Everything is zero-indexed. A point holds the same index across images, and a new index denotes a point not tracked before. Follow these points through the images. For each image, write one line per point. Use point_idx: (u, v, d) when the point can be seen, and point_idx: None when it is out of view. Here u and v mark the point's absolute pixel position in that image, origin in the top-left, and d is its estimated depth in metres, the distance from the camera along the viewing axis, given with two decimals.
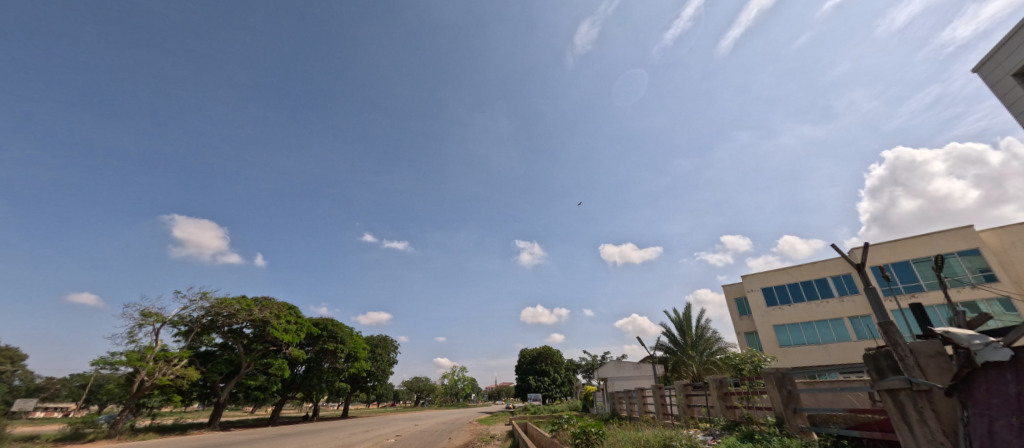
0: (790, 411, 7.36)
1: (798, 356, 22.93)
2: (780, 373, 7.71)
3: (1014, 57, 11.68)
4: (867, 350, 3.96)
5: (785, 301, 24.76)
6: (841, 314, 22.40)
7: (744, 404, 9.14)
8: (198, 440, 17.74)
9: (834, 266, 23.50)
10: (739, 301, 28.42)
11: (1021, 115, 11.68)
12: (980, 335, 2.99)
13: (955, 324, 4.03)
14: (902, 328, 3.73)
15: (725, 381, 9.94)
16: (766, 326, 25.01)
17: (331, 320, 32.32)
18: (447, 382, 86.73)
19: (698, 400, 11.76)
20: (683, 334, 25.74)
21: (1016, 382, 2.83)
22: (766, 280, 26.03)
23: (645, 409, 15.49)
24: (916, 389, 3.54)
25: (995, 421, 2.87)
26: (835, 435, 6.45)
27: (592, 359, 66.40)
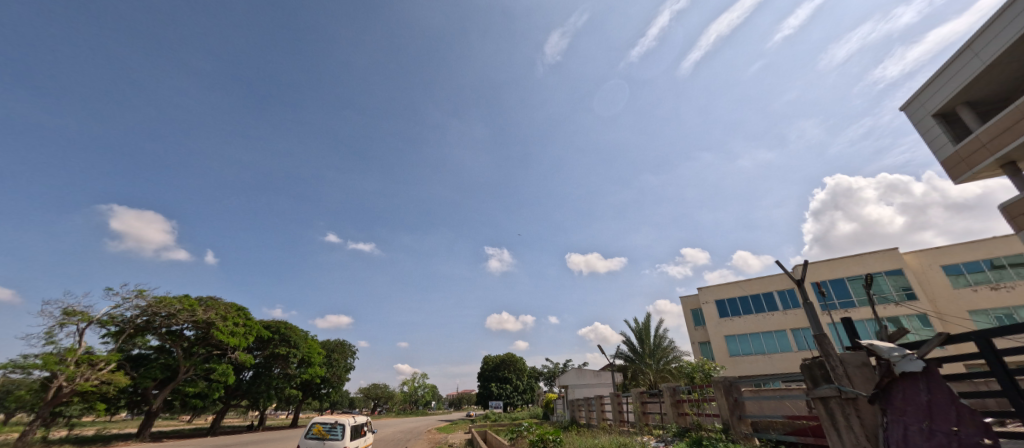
0: (735, 417, 7.78)
1: (747, 366, 24.25)
2: (729, 381, 8.10)
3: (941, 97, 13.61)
4: (804, 360, 4.25)
5: (735, 313, 26.19)
6: (785, 326, 24.00)
7: (695, 410, 9.58)
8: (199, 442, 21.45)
9: (778, 281, 25.31)
10: (694, 312, 29.73)
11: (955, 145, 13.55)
12: (897, 347, 3.36)
13: (880, 337, 4.38)
14: (835, 340, 4.03)
15: (678, 388, 10.38)
16: (718, 336, 26.25)
17: (284, 323, 30.70)
18: (407, 389, 85.06)
19: (652, 407, 12.14)
20: (641, 342, 26.58)
21: (927, 390, 3.18)
22: (720, 292, 27.47)
23: (602, 416, 15.77)
24: (845, 397, 3.83)
25: (909, 425, 3.17)
26: (774, 440, 6.90)
27: (554, 366, 67.14)
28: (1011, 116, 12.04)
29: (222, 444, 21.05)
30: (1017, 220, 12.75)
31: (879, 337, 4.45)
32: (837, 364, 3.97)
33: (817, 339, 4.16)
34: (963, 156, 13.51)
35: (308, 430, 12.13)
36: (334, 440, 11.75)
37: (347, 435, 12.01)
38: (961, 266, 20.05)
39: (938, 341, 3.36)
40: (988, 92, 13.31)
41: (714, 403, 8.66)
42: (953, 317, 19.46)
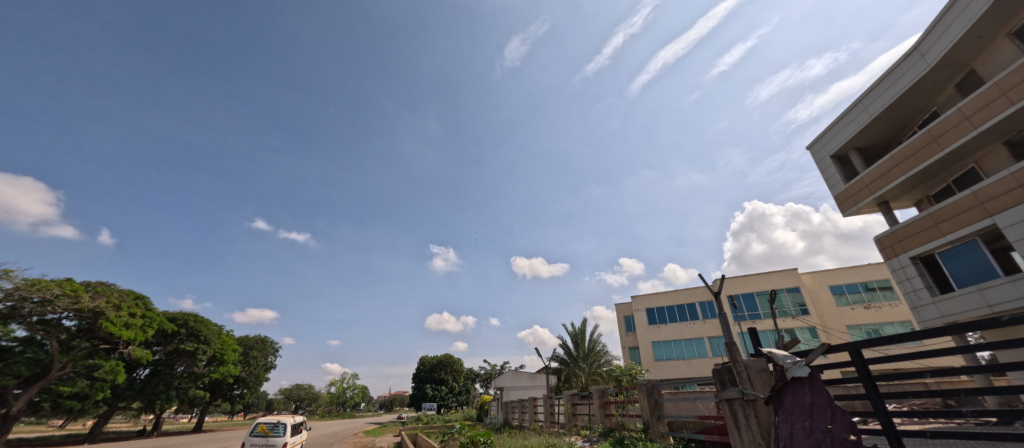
0: (655, 418, 8.36)
1: (669, 370, 26.18)
2: (651, 384, 8.69)
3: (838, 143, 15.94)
4: (716, 365, 4.69)
5: (662, 321, 28.17)
6: (703, 334, 26.29)
7: (620, 411, 10.13)
8: (154, 441, 22.62)
9: (700, 293, 27.69)
10: (626, 319, 31.50)
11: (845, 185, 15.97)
12: (790, 354, 3.82)
13: (777, 346, 4.93)
14: (742, 347, 4.48)
15: (606, 390, 10.91)
16: (646, 342, 28.03)
17: (194, 316, 27.54)
18: (334, 390, 80.17)
19: (581, 408, 12.63)
20: (576, 346, 27.60)
21: (810, 394, 3.65)
22: (650, 301, 29.38)
23: (535, 418, 16.10)
24: (747, 399, 4.28)
25: (795, 424, 3.62)
26: (687, 439, 7.50)
27: (492, 367, 67.34)
28: (888, 162, 14.34)
29: (172, 443, 21.89)
30: (887, 250, 15.11)
31: (777, 345, 5.02)
32: (742, 369, 4.43)
33: (728, 345, 4.60)
34: (852, 192, 15.81)
35: (253, 429, 13.18)
36: (276, 437, 12.73)
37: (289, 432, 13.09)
38: (843, 287, 23.39)
39: (822, 350, 3.86)
40: (871, 142, 15.82)
41: (637, 404, 9.23)
42: (834, 329, 22.62)
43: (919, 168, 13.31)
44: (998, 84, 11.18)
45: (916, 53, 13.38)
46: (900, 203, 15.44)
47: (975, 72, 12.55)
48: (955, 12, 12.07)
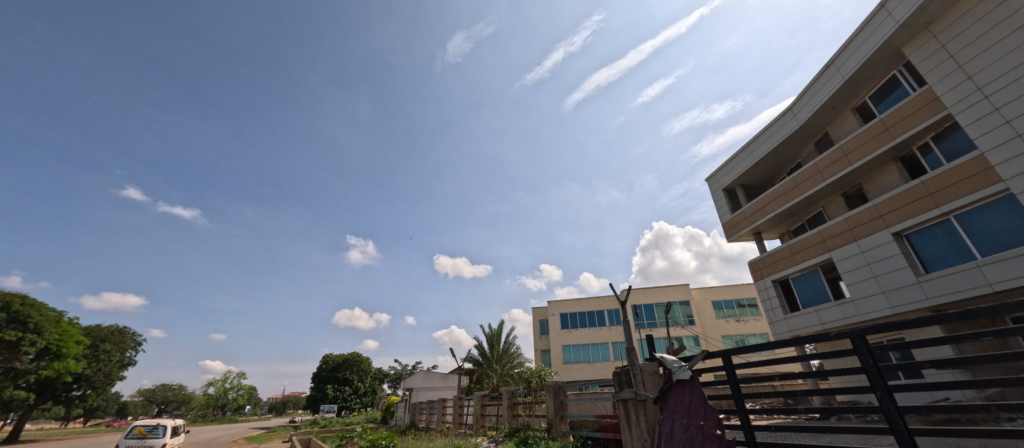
0: (558, 417, 8.83)
1: (575, 372, 27.84)
2: (558, 386, 9.19)
3: (726, 177, 19.29)
4: (616, 368, 5.17)
5: (573, 326, 29.85)
6: (608, 339, 28.49)
7: (527, 412, 10.52)
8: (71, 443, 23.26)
9: (608, 302, 30.00)
10: (541, 322, 32.73)
11: (727, 214, 19.20)
12: (677, 359, 4.36)
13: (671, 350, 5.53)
14: (639, 352, 4.97)
15: (516, 392, 11.23)
16: (557, 345, 29.43)
17: (20, 299, 22.11)
18: (213, 392, 70.24)
19: (490, 409, 12.83)
20: (491, 347, 27.96)
21: (689, 394, 4.23)
22: (564, 306, 30.94)
23: (442, 419, 15.92)
24: (638, 399, 4.81)
25: (675, 421, 4.22)
26: (585, 437, 8.06)
27: (402, 368, 64.94)
28: (763, 199, 17.06)
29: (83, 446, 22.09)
30: (756, 273, 17.92)
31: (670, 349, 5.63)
32: (637, 372, 4.93)
33: (628, 350, 5.07)
34: (736, 222, 18.57)
35: (127, 433, 12.33)
36: (154, 440, 12.28)
37: (168, 435, 12.49)
38: (723, 302, 27.17)
39: (702, 356, 4.49)
40: (753, 181, 18.84)
41: (543, 405, 9.68)
42: (713, 338, 26.15)
43: (783, 207, 16.14)
44: (841, 147, 14.01)
45: (788, 113, 16.27)
46: (768, 234, 18.51)
47: (827, 135, 15.64)
48: (816, 86, 14.95)
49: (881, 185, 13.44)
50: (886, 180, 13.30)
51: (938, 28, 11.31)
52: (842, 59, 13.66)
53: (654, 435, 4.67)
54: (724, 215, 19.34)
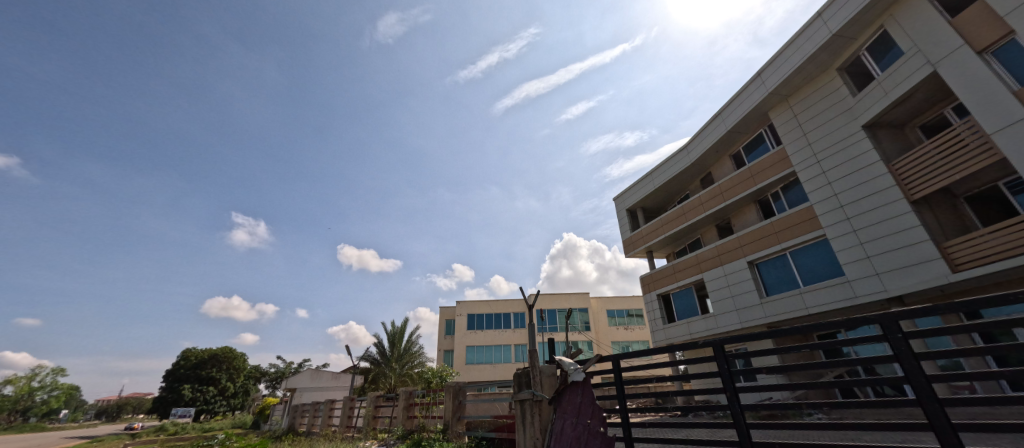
0: (455, 418, 9.12)
1: (475, 372, 28.49)
2: (458, 386, 9.51)
3: (630, 198, 21.82)
4: (518, 370, 5.79)
5: (479, 327, 30.50)
6: (511, 342, 29.80)
7: (423, 413, 10.65)
8: None
9: (515, 305, 31.33)
10: (448, 322, 32.67)
11: (628, 231, 21.71)
12: (573, 363, 5.33)
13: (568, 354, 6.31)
14: (539, 356, 5.65)
15: (413, 393, 11.24)
16: (461, 345, 29.76)
17: None
18: (11, 393, 55.06)
19: (384, 410, 12.66)
20: (392, 346, 27.09)
21: (580, 395, 5.34)
22: (472, 307, 31.39)
23: (328, 422, 15.08)
24: (535, 400, 5.49)
25: (566, 419, 5.28)
26: (480, 437, 8.54)
27: (285, 366, 58.75)
28: (657, 223, 19.72)
29: None
30: (645, 286, 20.49)
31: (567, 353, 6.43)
32: (536, 373, 5.59)
33: (530, 354, 5.71)
34: (634, 240, 21.12)
35: None
36: None
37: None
38: (615, 311, 30.33)
39: (594, 361, 5.52)
40: (651, 205, 21.68)
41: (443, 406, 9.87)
42: (603, 343, 29.04)
43: (671, 231, 18.85)
44: (718, 186, 16.95)
45: (683, 150, 19.02)
46: (659, 253, 21.34)
47: (710, 174, 18.78)
48: (706, 131, 17.79)
49: (742, 221, 16.55)
50: (746, 218, 16.42)
51: (791, 104, 14.46)
52: (725, 114, 16.62)
53: (545, 432, 5.33)
54: (626, 232, 21.82)
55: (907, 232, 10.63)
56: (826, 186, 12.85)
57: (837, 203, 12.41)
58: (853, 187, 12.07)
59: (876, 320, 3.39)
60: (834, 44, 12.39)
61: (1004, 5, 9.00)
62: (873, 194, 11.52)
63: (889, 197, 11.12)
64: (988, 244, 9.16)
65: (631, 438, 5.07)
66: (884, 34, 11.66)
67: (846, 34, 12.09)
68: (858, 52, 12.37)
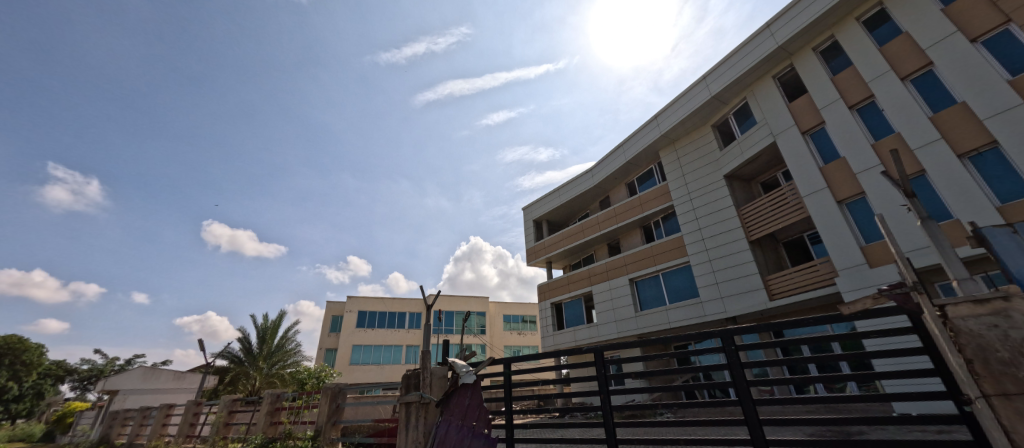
0: (329, 423, 8.34)
1: (359, 374, 26.83)
2: (338, 388, 8.87)
3: (538, 210, 23.11)
4: (409, 371, 5.89)
5: (370, 325, 28.83)
6: (402, 342, 28.86)
7: (291, 418, 9.73)
8: None
9: (412, 304, 30.48)
10: (334, 319, 29.71)
11: (533, 241, 22.94)
12: (466, 365, 5.65)
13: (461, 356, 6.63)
14: (432, 357, 5.85)
15: (282, 395, 10.24)
16: (346, 344, 27.73)
17: None
18: None
19: (240, 416, 11.22)
20: (261, 343, 23.94)
21: (468, 397, 5.60)
22: (364, 304, 29.52)
23: (159, 433, 12.58)
24: (422, 402, 5.63)
25: (452, 422, 5.48)
26: (356, 443, 8.08)
27: (105, 364, 47.32)
28: (558, 236, 21.22)
29: None
30: (541, 295, 21.80)
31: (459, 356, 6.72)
32: (427, 374, 5.77)
33: (424, 355, 5.84)
34: (536, 249, 22.39)
35: None
36: None
37: None
38: (511, 316, 31.50)
39: (487, 364, 5.89)
40: (556, 218, 23.27)
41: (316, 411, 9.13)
42: (496, 347, 29.91)
43: (570, 245, 20.45)
44: (613, 209, 19.00)
45: (587, 173, 20.89)
46: (557, 264, 22.94)
47: (608, 197, 20.92)
48: (608, 159, 19.82)
49: (629, 243, 18.78)
50: (632, 240, 18.67)
51: (676, 147, 17.01)
52: (626, 147, 18.77)
53: (429, 434, 5.50)
54: (530, 242, 23.00)
55: (744, 264, 13.33)
56: (694, 221, 15.41)
57: (700, 236, 14.99)
58: (713, 224, 14.68)
59: (718, 335, 4.24)
60: (712, 104, 15.02)
61: (820, 100, 11.81)
62: (725, 232, 14.20)
63: (735, 236, 13.84)
64: (793, 280, 11.91)
65: (512, 438, 5.39)
66: (745, 105, 14.56)
67: (720, 98, 14.77)
68: (726, 114, 15.20)
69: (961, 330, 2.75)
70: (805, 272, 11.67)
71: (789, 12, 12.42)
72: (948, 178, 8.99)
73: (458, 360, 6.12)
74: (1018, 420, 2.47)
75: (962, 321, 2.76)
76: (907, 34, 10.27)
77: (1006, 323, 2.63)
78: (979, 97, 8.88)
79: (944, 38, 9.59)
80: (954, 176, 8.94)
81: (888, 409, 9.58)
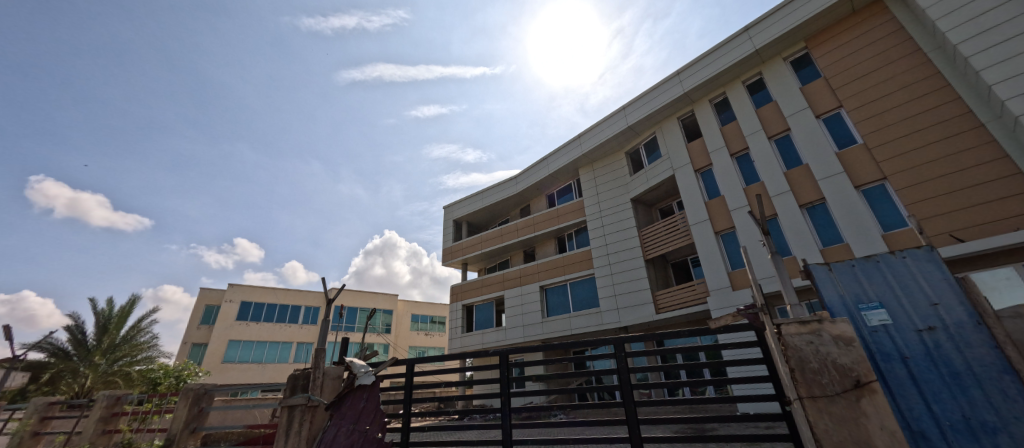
0: (187, 431, 7.03)
1: (234, 373, 23.59)
2: (203, 390, 7.52)
3: (459, 211, 23.07)
4: (296, 371, 5.41)
5: (254, 318, 25.59)
6: (292, 339, 26.21)
7: (133, 426, 8.05)
8: None
9: (311, 298, 27.94)
10: (208, 308, 25.75)
11: (450, 241, 22.79)
12: (365, 366, 5.52)
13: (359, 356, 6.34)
14: (326, 356, 5.48)
15: (124, 398, 8.39)
16: (221, 339, 24.18)
17: None
18: None
19: (59, 424, 9.00)
20: (102, 331, 15.48)
21: (363, 400, 5.42)
22: (249, 294, 26.15)
23: None
24: (309, 405, 5.24)
25: (341, 426, 5.23)
26: None
27: None
28: (476, 239, 21.41)
29: None
30: (453, 295, 21.67)
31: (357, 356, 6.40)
32: (319, 375, 5.43)
33: (317, 354, 5.46)
34: (453, 250, 22.25)
35: None
36: None
37: None
38: (420, 316, 30.66)
39: (388, 364, 5.77)
40: (476, 221, 23.46)
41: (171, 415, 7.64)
42: (401, 347, 28.80)
43: (487, 249, 20.77)
44: (531, 218, 19.79)
45: (511, 181, 21.44)
46: (473, 267, 23.07)
47: (528, 206, 21.77)
48: (532, 170, 20.62)
49: (543, 251, 19.72)
50: (546, 250, 19.67)
51: (593, 167, 18.46)
52: (549, 160, 19.76)
53: (313, 439, 5.16)
54: (448, 242, 22.82)
55: (639, 280, 14.96)
56: (602, 237, 16.83)
57: (606, 251, 16.41)
58: (617, 241, 16.19)
59: (612, 342, 4.72)
60: (627, 133, 16.65)
61: (710, 145, 13.87)
62: (626, 250, 15.77)
63: (635, 254, 15.45)
64: (676, 297, 13.69)
65: (408, 441, 5.27)
66: (653, 139, 16.44)
67: (634, 129, 16.45)
68: (638, 145, 16.98)
69: (790, 345, 3.49)
70: (685, 291, 13.50)
71: (695, 65, 14.40)
72: (791, 223, 11.24)
73: (356, 360, 5.85)
74: (818, 416, 3.23)
75: (791, 338, 3.52)
76: (775, 103, 12.66)
77: (817, 340, 3.45)
78: (817, 162, 11.28)
79: (800, 111, 12.01)
80: (795, 222, 11.19)
81: (734, 409, 11.55)
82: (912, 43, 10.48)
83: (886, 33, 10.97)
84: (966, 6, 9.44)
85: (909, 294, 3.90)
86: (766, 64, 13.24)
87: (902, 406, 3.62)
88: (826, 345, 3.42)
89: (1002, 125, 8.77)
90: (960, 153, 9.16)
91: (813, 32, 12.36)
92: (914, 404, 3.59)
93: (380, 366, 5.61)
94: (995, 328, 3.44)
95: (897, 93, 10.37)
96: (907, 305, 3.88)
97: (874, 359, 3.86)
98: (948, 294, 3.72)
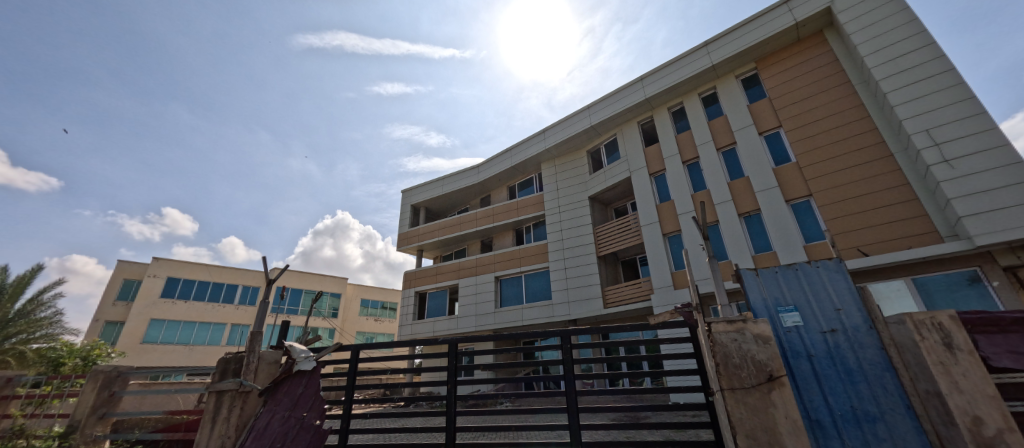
0: (94, 417, 6.40)
1: (156, 355, 21.61)
2: (117, 373, 6.87)
3: (418, 196, 22.51)
4: (227, 355, 5.08)
5: (182, 296, 23.56)
6: (226, 320, 24.52)
7: (28, 410, 7.19)
8: None
9: (249, 277, 26.19)
10: (127, 284, 23.33)
11: (407, 226, 22.25)
12: (305, 350, 5.28)
13: (299, 339, 6.04)
14: (263, 340, 5.18)
15: (19, 379, 7.50)
16: (140, 317, 21.97)
17: None
18: None
19: None
20: None
21: (301, 385, 5.24)
22: (177, 270, 24.00)
23: None
24: (240, 390, 4.95)
25: (275, 413, 4.99)
26: (133, 440, 6.25)
27: None
28: (434, 226, 21.06)
29: None
30: (406, 282, 21.27)
31: (298, 339, 6.10)
32: (254, 359, 5.12)
33: (252, 337, 5.15)
34: (409, 235, 21.73)
35: None
36: None
37: None
38: (370, 301, 29.80)
39: (331, 349, 5.58)
40: (435, 207, 23.04)
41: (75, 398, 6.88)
42: (347, 332, 27.86)
43: (445, 237, 20.49)
44: (491, 209, 19.76)
45: (473, 170, 21.19)
46: (428, 254, 22.71)
47: (489, 197, 21.72)
48: (494, 160, 20.54)
49: (500, 242, 19.83)
50: (503, 241, 19.77)
51: (555, 163, 18.77)
52: (513, 152, 19.81)
53: (243, 427, 4.88)
54: (404, 227, 22.26)
55: (590, 276, 15.53)
56: (559, 232, 17.21)
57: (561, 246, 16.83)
58: (573, 237, 16.64)
59: (559, 334, 4.89)
60: (590, 132, 17.08)
61: (665, 151, 14.58)
62: (580, 246, 16.26)
63: (588, 250, 15.98)
64: (623, 293, 14.38)
65: (347, 429, 5.15)
66: (613, 140, 16.99)
67: (597, 129, 16.91)
68: (599, 144, 17.47)
69: (718, 342, 3.83)
70: (631, 288, 14.21)
71: (658, 72, 14.99)
72: (729, 230, 12.18)
73: (296, 344, 5.58)
74: (735, 406, 3.57)
75: (719, 335, 3.84)
76: (725, 117, 13.53)
77: (740, 338, 3.81)
78: (757, 175, 12.24)
79: (746, 127, 12.94)
80: (733, 229, 12.13)
81: (667, 399, 12.50)
82: (844, 74, 11.60)
83: (823, 63, 12.07)
84: (890, 47, 10.60)
85: (819, 300, 4.39)
86: (720, 79, 14.07)
87: (805, 397, 4.10)
88: (747, 342, 3.78)
89: (907, 157, 10.02)
90: (873, 178, 10.33)
91: (764, 54, 13.28)
92: (814, 396, 4.07)
93: (322, 351, 5.43)
94: (882, 332, 3.99)
95: (829, 119, 11.45)
96: (816, 309, 4.36)
97: (785, 355, 4.31)
98: (848, 301, 4.24)
